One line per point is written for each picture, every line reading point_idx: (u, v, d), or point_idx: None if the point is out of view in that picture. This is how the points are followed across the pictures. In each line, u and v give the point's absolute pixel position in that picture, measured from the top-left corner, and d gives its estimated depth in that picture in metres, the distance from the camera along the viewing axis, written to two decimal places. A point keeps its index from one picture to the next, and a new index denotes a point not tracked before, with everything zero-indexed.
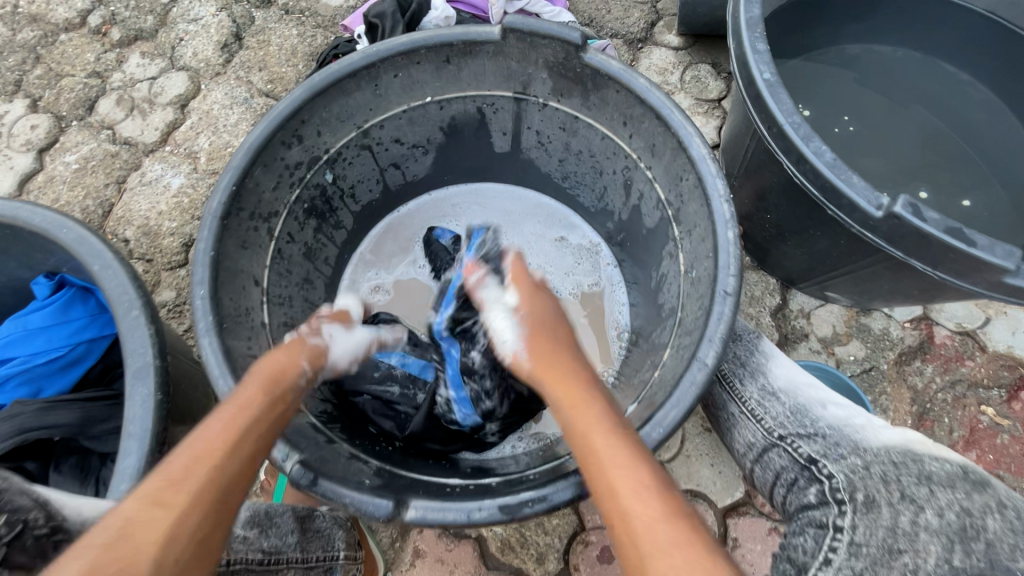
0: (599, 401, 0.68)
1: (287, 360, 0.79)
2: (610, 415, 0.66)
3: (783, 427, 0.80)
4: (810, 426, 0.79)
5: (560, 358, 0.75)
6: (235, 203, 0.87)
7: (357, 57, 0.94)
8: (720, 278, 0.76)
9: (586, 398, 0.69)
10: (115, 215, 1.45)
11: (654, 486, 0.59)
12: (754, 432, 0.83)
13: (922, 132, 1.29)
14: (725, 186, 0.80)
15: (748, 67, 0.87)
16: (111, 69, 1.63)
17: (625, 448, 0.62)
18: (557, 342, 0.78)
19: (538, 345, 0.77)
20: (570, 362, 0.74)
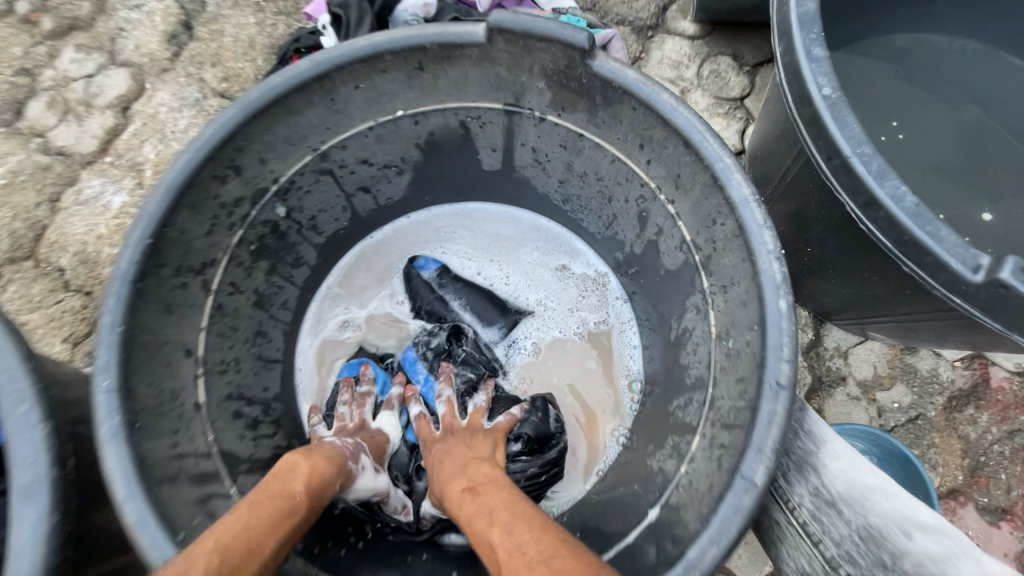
0: (459, 486, 0.69)
1: (337, 474, 0.69)
2: (467, 492, 0.67)
3: (851, 561, 0.56)
4: (891, 567, 0.54)
5: (446, 463, 0.75)
6: (153, 259, 0.69)
7: (305, 65, 0.74)
8: (770, 364, 0.59)
9: (450, 488, 0.70)
10: (48, 240, 1.25)
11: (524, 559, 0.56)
12: (810, 558, 0.61)
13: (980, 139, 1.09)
14: (774, 239, 0.63)
15: (800, 79, 0.69)
16: (41, 65, 1.41)
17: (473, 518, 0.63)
18: (447, 450, 0.77)
19: (434, 475, 0.77)
20: (440, 466, 0.75)
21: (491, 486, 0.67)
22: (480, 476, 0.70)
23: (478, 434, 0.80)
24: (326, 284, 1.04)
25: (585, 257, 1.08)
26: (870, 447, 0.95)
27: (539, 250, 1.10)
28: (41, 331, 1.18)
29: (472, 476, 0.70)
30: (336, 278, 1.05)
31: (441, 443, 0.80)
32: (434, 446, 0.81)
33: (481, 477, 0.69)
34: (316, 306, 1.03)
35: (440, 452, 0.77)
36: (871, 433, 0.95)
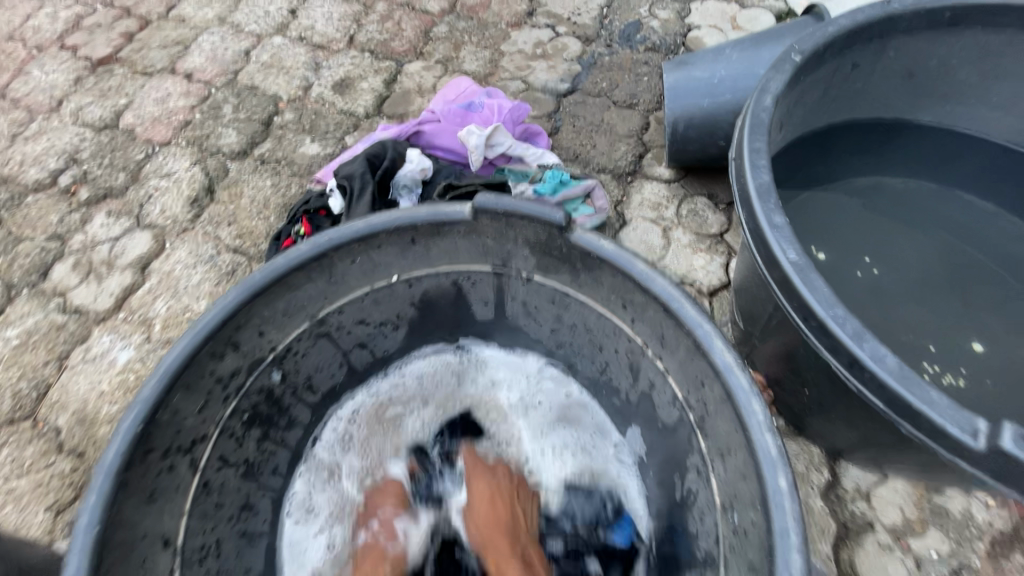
0: (514, 549, 0.81)
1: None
2: (521, 562, 0.80)
3: None
4: None
5: (500, 515, 0.84)
6: (141, 447, 0.69)
7: (305, 249, 0.80)
8: (781, 553, 0.55)
9: (504, 546, 0.81)
10: (50, 398, 1.27)
11: None
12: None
13: (944, 271, 1.14)
14: (764, 407, 0.62)
15: (767, 246, 0.73)
16: (73, 231, 1.55)
17: None
18: (490, 498, 0.86)
19: (476, 507, 0.86)
20: (492, 514, 0.84)
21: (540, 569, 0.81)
22: (532, 552, 0.82)
23: (526, 490, 0.90)
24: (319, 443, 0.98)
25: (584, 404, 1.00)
26: None
27: (540, 391, 1.03)
28: (27, 498, 1.14)
29: (528, 549, 0.82)
30: (332, 438, 0.99)
31: (499, 485, 0.88)
32: (478, 481, 0.88)
33: (534, 556, 0.82)
34: (307, 468, 0.96)
35: (497, 499, 0.86)
36: None
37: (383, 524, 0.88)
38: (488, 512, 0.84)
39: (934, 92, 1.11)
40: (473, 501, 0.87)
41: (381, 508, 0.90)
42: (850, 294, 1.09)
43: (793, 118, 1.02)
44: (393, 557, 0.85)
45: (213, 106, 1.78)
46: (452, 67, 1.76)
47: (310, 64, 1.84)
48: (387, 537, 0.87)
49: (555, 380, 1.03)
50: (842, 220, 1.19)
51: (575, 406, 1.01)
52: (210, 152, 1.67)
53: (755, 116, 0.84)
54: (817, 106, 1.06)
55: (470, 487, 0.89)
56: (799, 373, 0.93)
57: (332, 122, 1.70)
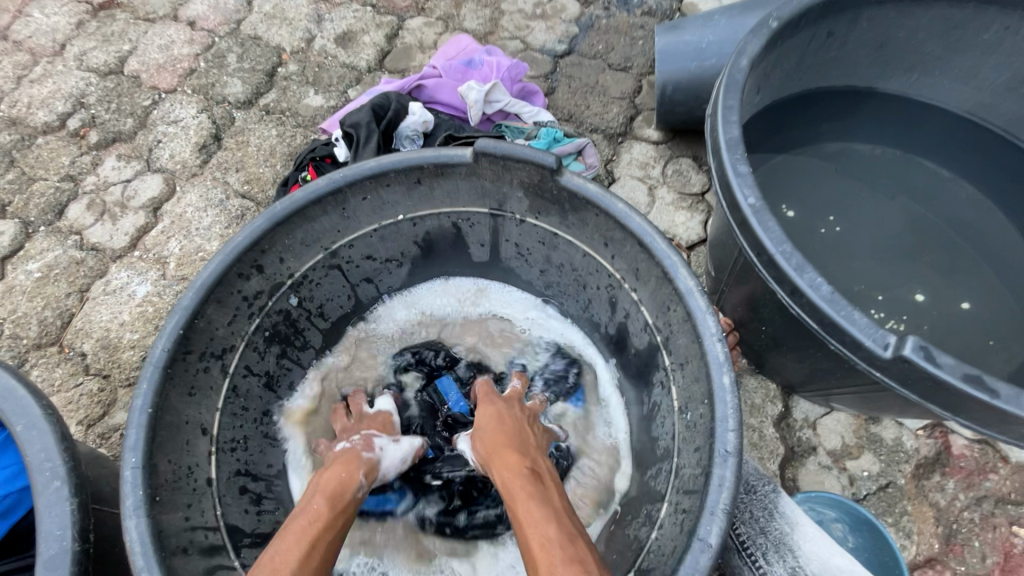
0: (524, 459, 0.80)
1: (352, 472, 0.83)
2: (532, 470, 0.79)
3: None
4: None
5: (509, 431, 0.87)
6: (182, 347, 0.80)
7: (321, 184, 0.89)
8: (719, 433, 0.68)
9: (512, 459, 0.80)
10: (73, 326, 1.37)
11: (535, 501, 0.73)
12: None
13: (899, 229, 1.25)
14: (717, 323, 0.74)
15: (731, 192, 0.84)
16: (85, 172, 1.61)
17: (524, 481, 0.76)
18: (496, 417, 0.90)
19: (489, 428, 0.88)
20: (499, 429, 0.88)
21: (550, 481, 0.78)
22: (540, 464, 0.81)
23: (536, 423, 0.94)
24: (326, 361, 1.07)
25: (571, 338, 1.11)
26: (841, 515, 1.00)
27: (531, 326, 1.13)
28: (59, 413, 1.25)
29: (536, 462, 0.80)
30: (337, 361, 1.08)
31: (511, 410, 0.93)
32: (493, 406, 0.94)
33: (542, 468, 0.80)
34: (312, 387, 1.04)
35: (505, 417, 0.91)
36: (840, 501, 1.00)
37: (365, 435, 0.92)
38: (495, 428, 0.88)
39: (902, 62, 1.20)
40: (484, 424, 0.90)
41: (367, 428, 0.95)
42: (812, 247, 1.20)
43: (770, 81, 1.11)
44: (367, 462, 0.87)
45: (217, 55, 1.82)
46: (453, 24, 1.80)
47: (313, 16, 1.87)
48: (366, 447, 0.90)
49: (534, 304, 1.14)
50: (812, 182, 1.30)
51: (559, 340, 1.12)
52: (216, 101, 1.72)
53: (730, 78, 0.92)
54: (795, 72, 1.15)
55: (481, 409, 0.95)
56: (758, 313, 1.05)
57: (335, 75, 1.75)
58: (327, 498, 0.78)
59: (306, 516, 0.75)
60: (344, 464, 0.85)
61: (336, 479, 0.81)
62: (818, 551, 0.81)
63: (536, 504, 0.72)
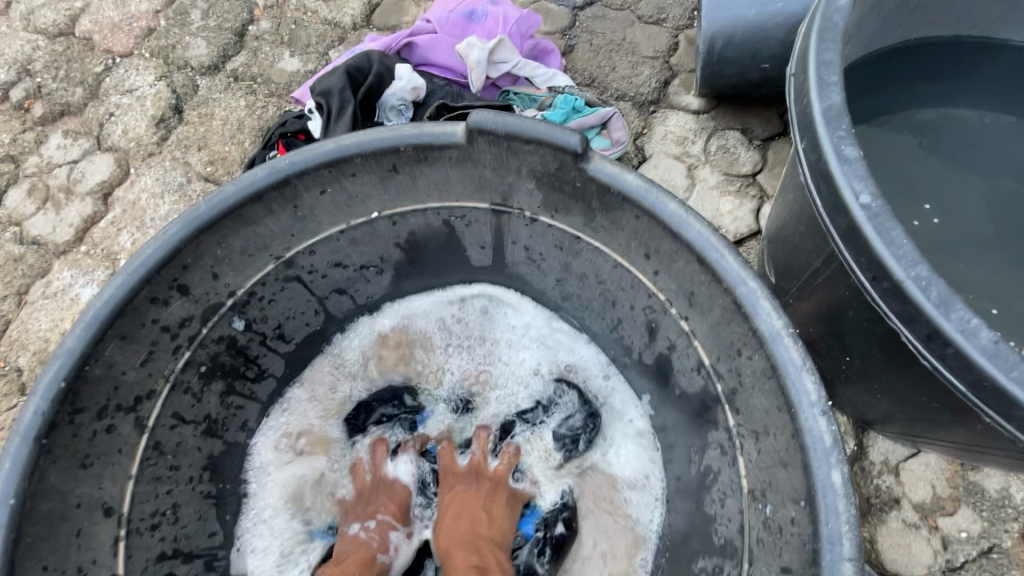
0: (471, 554, 0.72)
1: (363, 573, 0.74)
2: (479, 565, 0.71)
3: None
4: None
5: (467, 525, 0.76)
6: (68, 407, 0.58)
7: (261, 174, 0.66)
8: (828, 564, 0.46)
9: (460, 554, 0.73)
10: (9, 336, 1.17)
11: None
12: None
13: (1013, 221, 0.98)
14: (819, 388, 0.50)
15: (833, 184, 0.58)
16: (28, 152, 1.39)
17: None
18: (459, 504, 0.78)
19: (444, 518, 0.78)
20: (457, 520, 0.76)
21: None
22: (492, 563, 0.72)
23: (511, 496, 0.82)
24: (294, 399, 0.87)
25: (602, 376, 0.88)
26: None
27: (550, 359, 0.90)
28: None
29: (485, 557, 0.73)
30: (310, 391, 0.87)
31: (475, 489, 0.80)
32: (455, 486, 0.81)
33: (491, 564, 0.72)
34: (286, 417, 0.85)
35: (466, 504, 0.78)
36: None
37: (380, 525, 0.80)
38: (452, 519, 0.77)
39: None
40: (444, 501, 0.81)
41: (382, 511, 0.81)
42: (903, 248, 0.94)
43: (863, 30, 0.84)
44: (377, 568, 0.76)
45: (179, 11, 1.56)
46: None
47: None
48: (380, 544, 0.78)
49: (542, 325, 0.90)
50: (903, 159, 1.02)
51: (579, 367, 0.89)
52: (177, 66, 1.47)
53: (826, 19, 0.66)
54: (890, 18, 0.88)
55: (444, 490, 0.82)
56: (839, 339, 0.81)
57: (314, 34, 1.48)
58: None
59: None
60: (356, 562, 0.74)
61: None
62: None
63: None
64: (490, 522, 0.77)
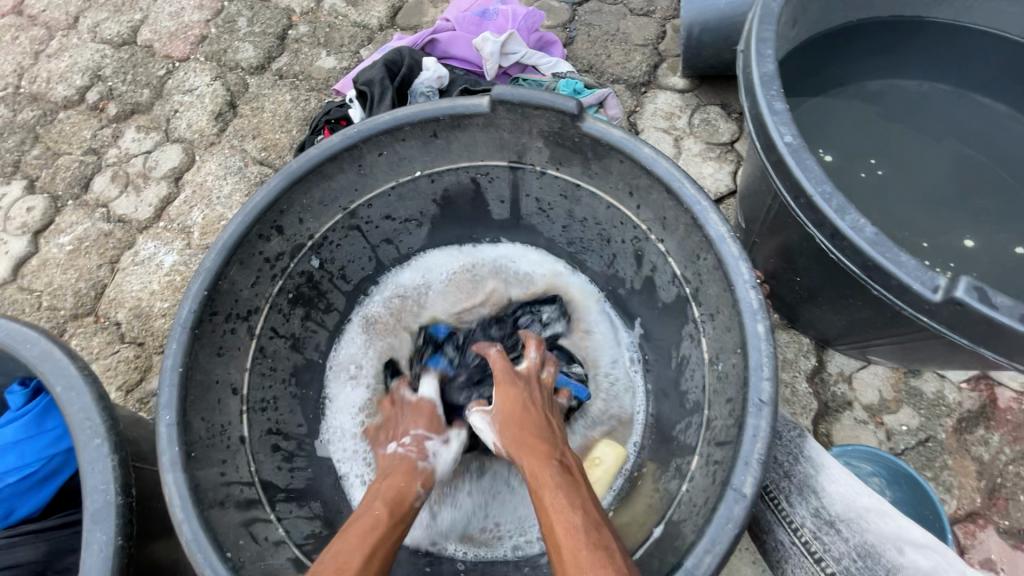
0: (551, 453, 0.74)
1: (408, 480, 0.79)
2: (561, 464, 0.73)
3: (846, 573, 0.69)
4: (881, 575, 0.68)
5: (535, 421, 0.79)
6: (208, 309, 0.80)
7: (336, 140, 0.87)
8: (753, 382, 0.65)
9: (540, 450, 0.74)
10: (107, 297, 1.40)
11: (570, 507, 0.66)
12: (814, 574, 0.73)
13: (946, 170, 1.17)
14: (750, 270, 0.70)
15: (766, 130, 0.78)
16: (107, 145, 1.62)
17: (561, 490, 0.68)
18: (523, 407, 0.81)
19: (508, 420, 0.81)
20: (526, 421, 0.79)
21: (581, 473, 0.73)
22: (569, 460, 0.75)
23: (556, 408, 0.86)
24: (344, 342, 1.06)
25: (598, 308, 1.08)
26: (878, 469, 0.97)
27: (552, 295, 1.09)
28: (99, 380, 1.30)
29: (564, 452, 0.75)
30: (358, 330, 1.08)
31: (534, 397, 0.83)
32: (518, 387, 0.85)
33: (571, 460, 0.74)
34: (342, 352, 1.06)
35: (529, 407, 0.81)
36: (876, 454, 0.97)
37: (414, 440, 0.86)
38: (522, 419, 0.80)
39: None
40: (503, 407, 0.82)
41: (412, 427, 0.88)
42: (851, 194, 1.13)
43: (807, 14, 1.03)
44: (424, 471, 0.82)
45: (227, 20, 1.78)
46: None
47: None
48: (418, 453, 0.85)
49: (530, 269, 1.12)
50: (852, 123, 1.21)
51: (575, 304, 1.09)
52: (229, 67, 1.70)
53: (765, 7, 0.85)
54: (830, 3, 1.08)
55: (502, 393, 0.84)
56: (792, 264, 1.00)
57: (346, 35, 1.70)
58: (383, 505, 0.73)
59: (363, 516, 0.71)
60: (401, 474, 0.80)
61: (397, 491, 0.76)
62: (840, 489, 0.74)
63: (571, 511, 0.66)
64: (552, 425, 0.80)
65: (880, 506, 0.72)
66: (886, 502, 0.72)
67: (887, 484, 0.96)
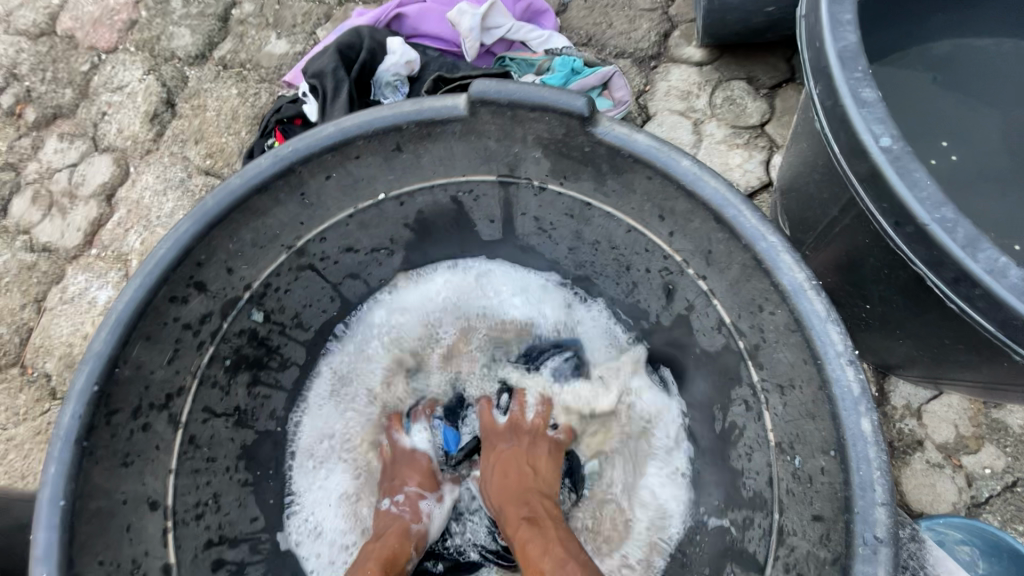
0: (524, 505, 0.73)
1: (402, 543, 0.75)
2: (532, 515, 0.72)
3: None
4: None
5: (513, 479, 0.77)
6: (103, 409, 0.60)
7: (265, 164, 0.64)
8: (862, 511, 0.47)
9: (514, 502, 0.74)
10: (33, 343, 1.19)
11: (553, 557, 0.66)
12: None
13: None
14: (846, 339, 0.50)
15: (850, 128, 0.56)
16: (26, 159, 1.38)
17: (536, 541, 0.69)
18: (506, 462, 0.78)
19: (492, 477, 0.79)
20: (507, 475, 0.77)
21: (549, 521, 0.72)
22: (540, 508, 0.73)
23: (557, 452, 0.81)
24: (306, 411, 0.85)
25: (626, 348, 0.87)
26: (971, 539, 0.79)
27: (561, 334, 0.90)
28: (28, 445, 1.10)
29: (534, 503, 0.74)
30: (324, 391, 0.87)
31: (519, 448, 0.80)
32: (498, 445, 0.81)
33: (540, 509, 0.73)
34: (308, 420, 0.85)
35: (509, 466, 0.78)
36: (970, 523, 0.79)
37: (409, 498, 0.79)
38: (501, 475, 0.78)
39: None
40: (487, 468, 0.80)
41: (409, 482, 0.80)
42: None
43: None
44: (418, 534, 0.78)
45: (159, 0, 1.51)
46: None
47: None
48: (412, 515, 0.78)
49: (524, 301, 0.90)
50: (918, 96, 0.99)
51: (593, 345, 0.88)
52: (163, 58, 1.44)
53: None
54: None
55: (487, 454, 0.82)
56: (859, 287, 0.80)
57: (298, 13, 1.44)
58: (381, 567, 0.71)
59: None
60: (395, 536, 0.75)
61: (389, 553, 0.73)
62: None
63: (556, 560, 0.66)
64: (536, 475, 0.77)
65: None
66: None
67: (989, 561, 0.77)
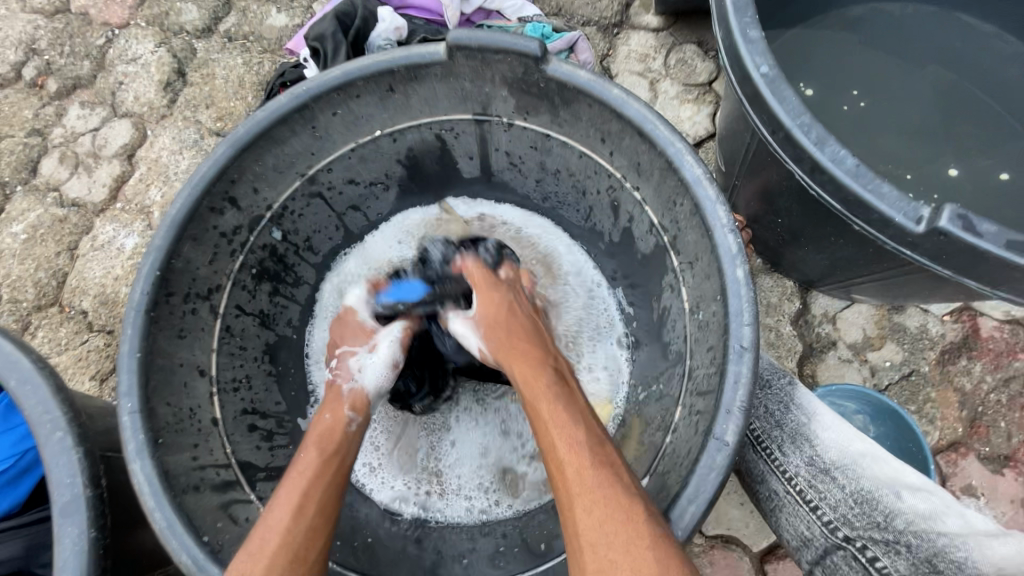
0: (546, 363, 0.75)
1: (336, 411, 0.79)
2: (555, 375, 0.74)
3: (847, 524, 0.68)
4: (880, 520, 0.67)
5: (519, 332, 0.79)
6: (163, 290, 0.76)
7: (284, 99, 0.80)
8: (733, 329, 0.64)
9: (532, 358, 0.76)
10: (69, 285, 1.35)
11: (574, 428, 0.67)
12: (808, 522, 0.72)
13: (931, 98, 1.12)
14: (728, 214, 0.67)
15: (740, 62, 0.73)
16: (51, 124, 1.51)
17: (562, 408, 0.69)
18: (500, 318, 0.81)
19: (487, 325, 0.82)
20: (515, 332, 0.79)
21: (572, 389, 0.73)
22: (562, 366, 0.76)
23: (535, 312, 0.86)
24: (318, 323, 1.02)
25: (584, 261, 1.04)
26: (862, 407, 0.98)
27: (532, 259, 1.05)
28: (71, 370, 1.26)
29: (557, 362, 0.76)
30: (334, 301, 1.03)
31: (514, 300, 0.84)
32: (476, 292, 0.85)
33: (557, 369, 0.75)
34: (318, 332, 1.01)
35: (513, 309, 0.82)
36: (862, 393, 0.98)
37: (339, 359, 0.85)
38: (500, 327, 0.81)
39: None
40: (483, 312, 0.83)
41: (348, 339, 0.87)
42: (835, 125, 1.07)
43: None
44: (351, 393, 0.81)
45: None
46: None
47: None
48: (344, 374, 0.84)
49: (499, 228, 1.07)
50: (834, 53, 1.15)
51: (560, 262, 1.04)
52: (173, 31, 1.57)
53: None
54: None
55: (479, 297, 0.84)
56: (773, 205, 0.97)
57: None
58: (317, 445, 0.75)
59: (300, 469, 0.72)
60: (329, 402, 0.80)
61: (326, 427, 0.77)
62: (835, 436, 0.75)
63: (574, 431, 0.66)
64: (541, 337, 0.80)
65: (874, 449, 0.74)
66: (881, 448, 0.73)
67: (874, 419, 0.97)
